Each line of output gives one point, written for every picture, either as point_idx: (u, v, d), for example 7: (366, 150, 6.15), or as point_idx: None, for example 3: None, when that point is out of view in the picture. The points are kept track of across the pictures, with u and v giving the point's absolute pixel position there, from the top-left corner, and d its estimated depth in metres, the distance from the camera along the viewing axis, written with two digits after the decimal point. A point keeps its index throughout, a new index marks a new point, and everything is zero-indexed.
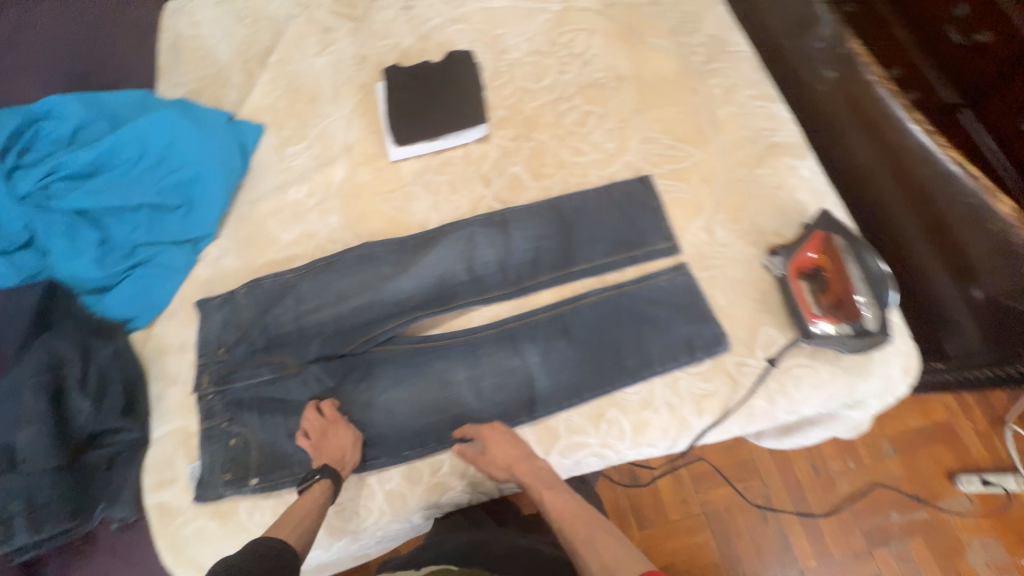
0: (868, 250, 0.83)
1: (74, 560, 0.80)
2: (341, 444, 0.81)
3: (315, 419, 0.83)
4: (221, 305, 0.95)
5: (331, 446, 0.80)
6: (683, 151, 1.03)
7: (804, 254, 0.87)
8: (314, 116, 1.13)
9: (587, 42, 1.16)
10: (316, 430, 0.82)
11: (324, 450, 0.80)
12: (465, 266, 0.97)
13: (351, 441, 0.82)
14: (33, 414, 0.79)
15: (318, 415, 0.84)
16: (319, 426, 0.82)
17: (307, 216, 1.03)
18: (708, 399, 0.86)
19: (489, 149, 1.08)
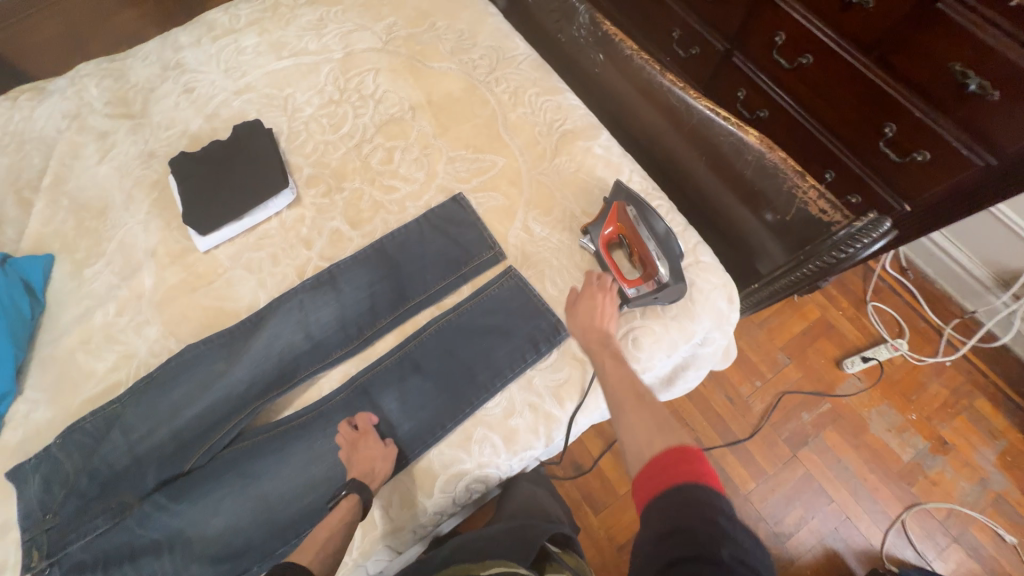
0: (651, 214, 0.92)
1: None
2: (371, 457, 0.81)
3: (348, 431, 0.84)
4: (37, 467, 0.84)
5: (360, 463, 0.80)
6: (488, 161, 1.07)
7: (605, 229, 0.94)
8: (108, 228, 1.05)
9: (375, 81, 1.17)
10: (347, 442, 0.83)
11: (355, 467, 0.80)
12: (303, 336, 0.94)
13: (379, 447, 0.82)
14: None
15: (351, 428, 0.85)
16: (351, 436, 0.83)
17: (122, 337, 0.96)
18: (563, 387, 0.89)
19: (304, 210, 1.06)
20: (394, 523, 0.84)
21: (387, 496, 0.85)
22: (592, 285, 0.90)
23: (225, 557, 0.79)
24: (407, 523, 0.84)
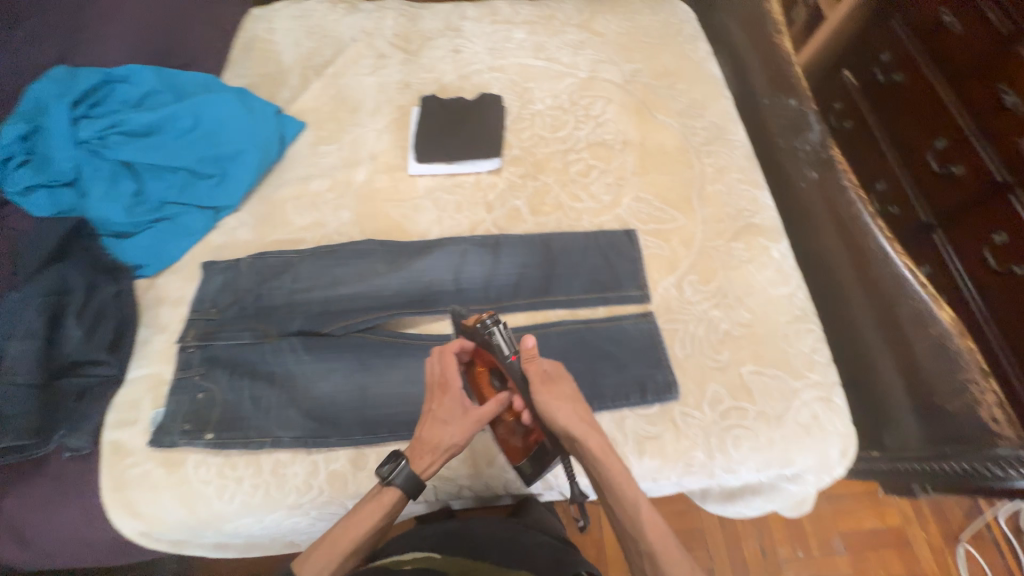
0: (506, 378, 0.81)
1: (19, 481, 0.84)
2: (438, 426, 0.76)
3: (435, 366, 0.81)
4: (225, 270, 1.03)
5: (429, 432, 0.76)
6: (670, 215, 1.13)
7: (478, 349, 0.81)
8: (351, 124, 1.27)
9: (603, 108, 1.30)
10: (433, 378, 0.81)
11: (422, 438, 0.76)
12: (453, 278, 1.05)
13: (454, 423, 0.76)
14: (28, 330, 0.83)
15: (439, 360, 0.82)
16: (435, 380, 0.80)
17: (322, 208, 1.14)
18: (649, 442, 0.90)
19: (498, 181, 1.20)
20: (449, 473, 0.91)
21: None
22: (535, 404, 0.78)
23: (313, 418, 0.90)
24: (459, 478, 0.91)
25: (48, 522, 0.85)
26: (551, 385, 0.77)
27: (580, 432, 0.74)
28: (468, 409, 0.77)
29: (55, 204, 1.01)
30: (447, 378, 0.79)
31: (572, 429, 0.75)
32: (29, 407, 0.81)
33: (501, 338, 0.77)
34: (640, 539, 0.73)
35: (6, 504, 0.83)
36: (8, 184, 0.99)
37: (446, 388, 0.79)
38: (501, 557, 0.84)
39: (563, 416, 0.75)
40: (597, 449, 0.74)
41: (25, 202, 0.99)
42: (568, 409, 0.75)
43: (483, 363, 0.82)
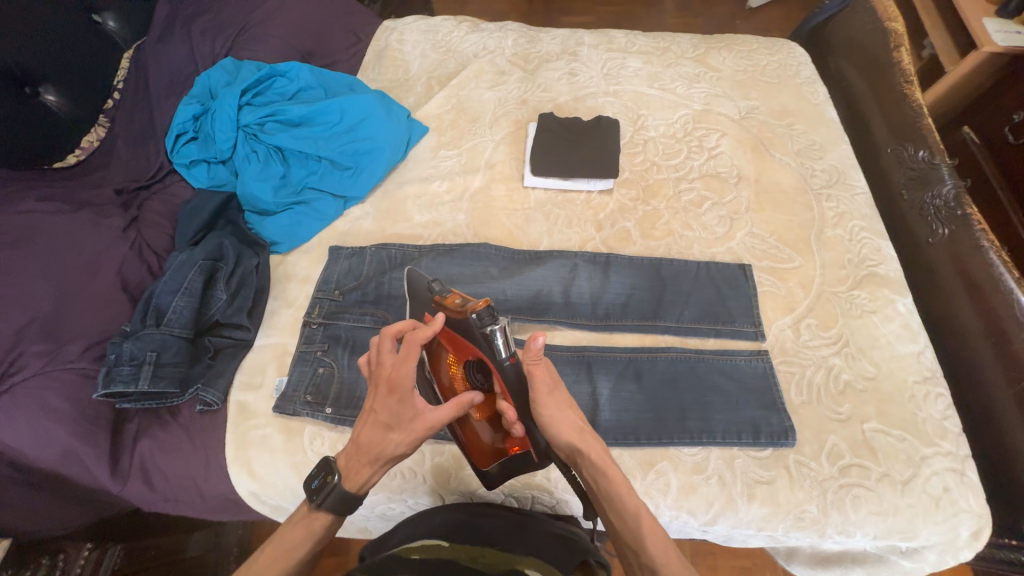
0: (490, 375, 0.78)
1: (158, 425, 0.91)
2: (372, 434, 0.70)
3: (386, 353, 0.69)
4: (350, 255, 1.08)
5: (367, 436, 0.70)
6: (787, 255, 1.10)
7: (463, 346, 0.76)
8: (471, 133, 1.32)
9: (718, 140, 1.30)
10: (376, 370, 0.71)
11: (360, 444, 0.70)
12: (562, 290, 1.06)
13: (382, 434, 0.69)
14: (191, 288, 0.93)
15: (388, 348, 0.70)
16: (379, 372, 0.70)
17: (440, 208, 1.19)
18: (761, 487, 0.86)
19: (609, 201, 1.21)
20: (549, 483, 0.91)
21: None
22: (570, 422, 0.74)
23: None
24: (558, 490, 0.90)
25: (169, 469, 0.90)
26: (555, 395, 0.74)
27: (580, 443, 0.72)
28: (422, 411, 0.69)
29: (210, 178, 1.13)
30: (396, 377, 0.67)
31: (571, 440, 0.73)
32: (179, 358, 0.90)
33: (502, 339, 0.70)
34: (635, 553, 0.67)
35: (141, 445, 0.89)
36: (178, 157, 1.13)
37: (394, 389, 0.68)
38: (514, 545, 0.74)
39: (566, 425, 0.73)
40: (598, 457, 0.72)
41: (189, 174, 1.13)
42: (567, 417, 0.73)
43: (457, 354, 0.78)
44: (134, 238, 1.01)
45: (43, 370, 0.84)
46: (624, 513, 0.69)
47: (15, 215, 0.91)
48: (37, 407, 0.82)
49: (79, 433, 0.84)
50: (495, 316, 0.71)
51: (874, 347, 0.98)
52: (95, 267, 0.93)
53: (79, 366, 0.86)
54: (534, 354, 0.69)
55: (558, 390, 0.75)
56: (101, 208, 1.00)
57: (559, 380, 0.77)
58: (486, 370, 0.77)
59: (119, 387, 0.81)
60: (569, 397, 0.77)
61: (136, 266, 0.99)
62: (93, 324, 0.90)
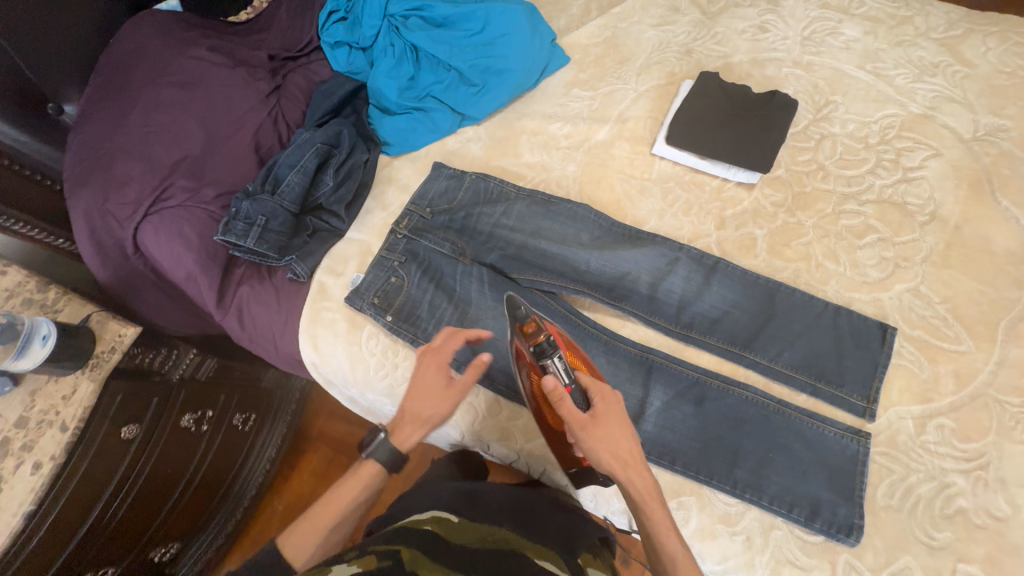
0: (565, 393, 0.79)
1: (257, 278, 1.04)
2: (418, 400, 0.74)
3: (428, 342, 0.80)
4: (449, 177, 1.07)
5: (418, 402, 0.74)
6: (953, 332, 0.86)
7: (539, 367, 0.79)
8: (614, 75, 1.16)
9: (925, 160, 0.99)
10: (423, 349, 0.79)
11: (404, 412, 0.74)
12: (651, 281, 0.95)
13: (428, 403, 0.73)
14: (305, 167, 0.99)
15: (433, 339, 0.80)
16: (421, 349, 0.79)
17: (553, 152, 1.10)
18: (792, 569, 0.76)
19: (745, 197, 1.01)
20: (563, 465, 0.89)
21: None
22: (625, 454, 0.67)
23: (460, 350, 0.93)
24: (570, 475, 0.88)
25: (258, 318, 1.04)
26: (610, 420, 0.69)
27: (620, 475, 0.67)
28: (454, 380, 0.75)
29: (348, 62, 1.15)
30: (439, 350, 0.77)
31: (611, 470, 0.67)
32: (283, 229, 0.98)
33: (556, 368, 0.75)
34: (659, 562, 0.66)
35: (241, 289, 1.03)
36: (326, 35, 1.16)
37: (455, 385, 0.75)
38: (523, 530, 0.71)
39: (615, 449, 0.67)
40: (642, 486, 0.67)
41: (330, 53, 1.16)
42: (618, 443, 0.68)
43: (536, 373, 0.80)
44: (273, 106, 1.08)
45: (184, 204, 0.98)
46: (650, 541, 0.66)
47: (188, 59, 1.03)
48: (174, 232, 0.97)
49: (198, 264, 0.99)
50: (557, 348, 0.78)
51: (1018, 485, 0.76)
52: (239, 125, 1.04)
53: (210, 208, 1.00)
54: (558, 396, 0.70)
55: (617, 410, 0.71)
56: (255, 70, 1.08)
57: (618, 404, 0.71)
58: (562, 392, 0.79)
59: (231, 238, 0.92)
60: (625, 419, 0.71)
61: (269, 133, 1.07)
62: (226, 176, 1.01)
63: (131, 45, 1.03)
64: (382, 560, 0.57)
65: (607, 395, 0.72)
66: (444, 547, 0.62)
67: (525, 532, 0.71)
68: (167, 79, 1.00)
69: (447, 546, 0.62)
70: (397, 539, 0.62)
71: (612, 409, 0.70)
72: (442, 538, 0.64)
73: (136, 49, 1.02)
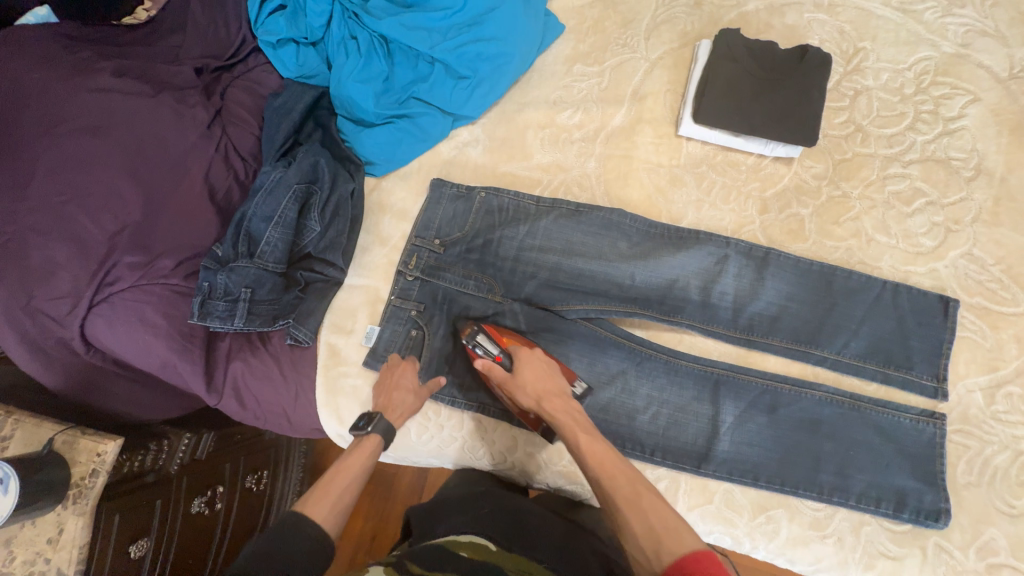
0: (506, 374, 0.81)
1: (250, 350, 0.86)
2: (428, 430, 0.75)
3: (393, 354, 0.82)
4: (456, 197, 0.91)
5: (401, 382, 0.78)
6: (1010, 295, 0.84)
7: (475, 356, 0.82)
8: (619, 43, 0.99)
9: (965, 108, 0.92)
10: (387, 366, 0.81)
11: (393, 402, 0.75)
12: (702, 286, 0.87)
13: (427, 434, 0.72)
14: (284, 217, 0.82)
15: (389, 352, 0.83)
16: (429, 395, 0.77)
17: (566, 148, 0.95)
18: (885, 561, 0.76)
19: (784, 174, 0.92)
20: None
21: (660, 476, 0.81)
22: (540, 391, 0.72)
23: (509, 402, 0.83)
24: None
25: (263, 396, 0.87)
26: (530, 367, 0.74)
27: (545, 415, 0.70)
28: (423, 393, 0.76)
29: (299, 63, 0.93)
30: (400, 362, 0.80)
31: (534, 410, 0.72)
32: (273, 296, 0.84)
33: (482, 348, 0.78)
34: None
35: (233, 367, 0.85)
36: (263, 32, 0.92)
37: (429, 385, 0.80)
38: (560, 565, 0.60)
39: (532, 389, 0.72)
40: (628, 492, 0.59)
41: (274, 56, 0.93)
42: (536, 384, 0.72)
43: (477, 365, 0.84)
44: (219, 137, 0.87)
45: (140, 284, 0.79)
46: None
47: (89, 93, 0.78)
48: (135, 320, 0.78)
49: (176, 350, 0.80)
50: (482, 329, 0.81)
51: None
52: (183, 171, 0.82)
53: (172, 282, 0.80)
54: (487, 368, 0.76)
55: (538, 359, 0.76)
56: (184, 94, 0.85)
57: (539, 359, 0.76)
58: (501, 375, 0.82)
59: (214, 323, 0.78)
60: (552, 370, 0.75)
61: (223, 173, 0.86)
62: (183, 239, 0.81)
63: (8, 86, 0.77)
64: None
65: (527, 352, 0.77)
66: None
67: (563, 569, 0.60)
68: (69, 126, 0.76)
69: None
70: (433, 563, 0.54)
71: (530, 360, 0.75)
72: (479, 565, 0.55)
73: (19, 89, 0.77)
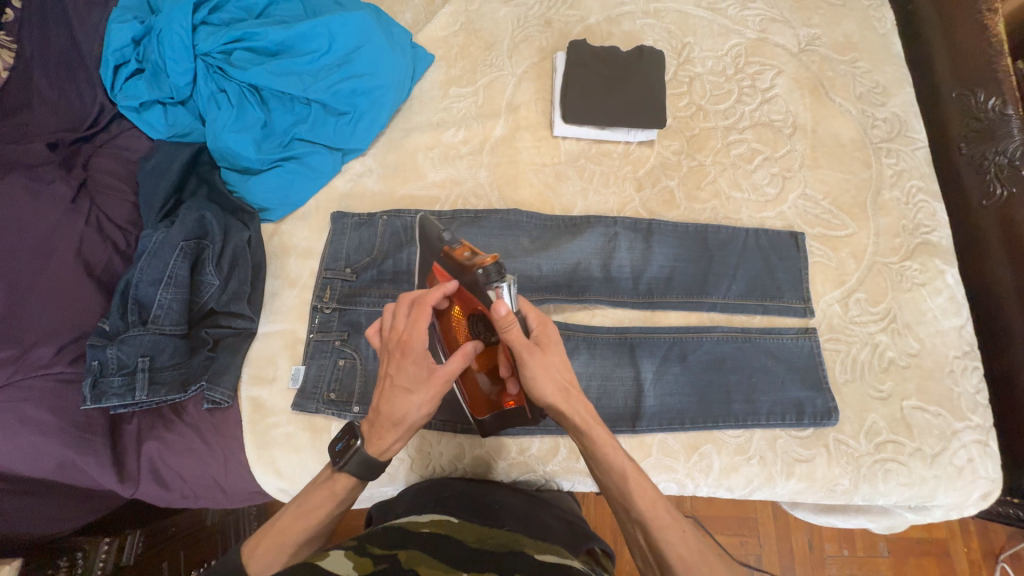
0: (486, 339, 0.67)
1: (163, 425, 0.80)
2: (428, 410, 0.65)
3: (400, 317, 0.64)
4: (359, 225, 0.93)
5: (387, 407, 0.64)
6: (840, 221, 1.02)
7: (465, 296, 0.64)
8: (487, 64, 1.09)
9: (774, 79, 1.12)
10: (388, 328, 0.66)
11: (379, 413, 0.65)
12: (602, 263, 0.96)
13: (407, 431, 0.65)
14: (175, 276, 0.80)
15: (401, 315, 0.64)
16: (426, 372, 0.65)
17: (457, 163, 1.01)
18: (800, 465, 0.87)
19: (649, 155, 1.05)
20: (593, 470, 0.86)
21: None
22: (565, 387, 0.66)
23: (448, 410, 0.85)
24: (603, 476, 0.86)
25: (187, 471, 0.80)
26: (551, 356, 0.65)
27: (565, 405, 0.65)
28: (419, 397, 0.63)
29: (169, 123, 0.92)
30: (407, 341, 0.62)
31: (555, 402, 0.65)
32: (177, 360, 0.80)
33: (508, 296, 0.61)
34: (645, 529, 0.62)
35: (147, 447, 0.78)
36: (123, 97, 0.90)
37: (406, 351, 0.63)
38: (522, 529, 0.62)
39: (556, 383, 0.65)
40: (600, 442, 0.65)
41: (140, 119, 0.91)
42: (554, 377, 0.65)
43: (464, 308, 0.65)
44: (88, 210, 0.82)
45: (13, 380, 0.71)
46: (632, 513, 0.63)
47: None
48: (15, 421, 0.70)
49: (72, 443, 0.72)
50: (504, 273, 0.61)
51: (919, 325, 0.94)
52: (48, 250, 0.76)
53: (55, 371, 0.74)
54: (508, 322, 0.61)
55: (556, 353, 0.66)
56: (38, 172, 0.80)
57: (555, 339, 0.66)
58: (490, 328, 0.66)
59: (112, 402, 0.74)
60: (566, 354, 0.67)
61: (98, 245, 0.82)
62: (61, 322, 0.75)
63: None
64: (380, 562, 0.48)
65: (547, 337, 0.66)
66: (448, 547, 0.53)
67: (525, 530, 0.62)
68: None
69: (450, 546, 0.53)
70: (397, 541, 0.52)
71: (553, 348, 0.66)
72: (443, 538, 0.54)
73: None
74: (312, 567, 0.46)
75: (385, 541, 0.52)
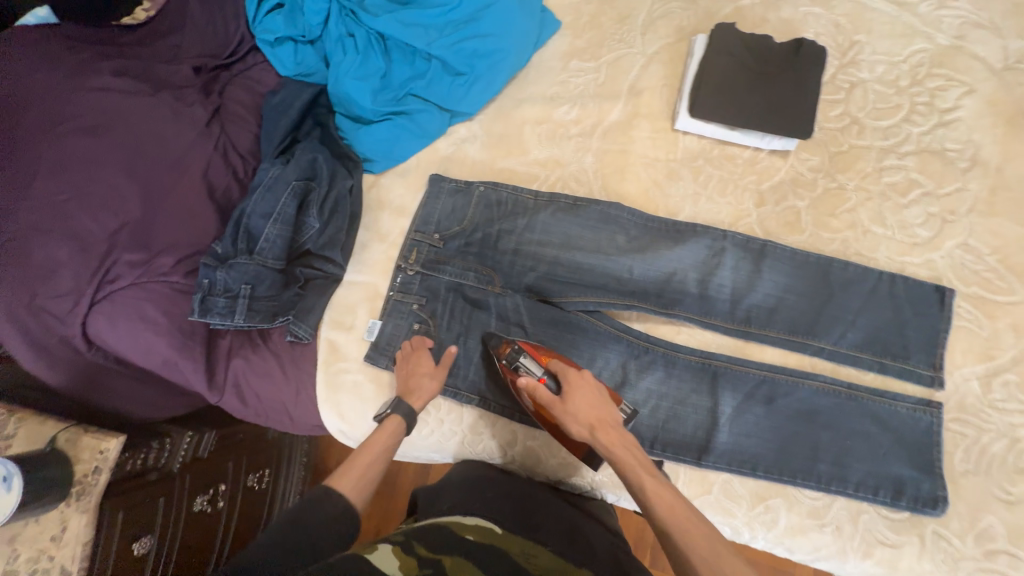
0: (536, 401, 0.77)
1: (251, 347, 0.86)
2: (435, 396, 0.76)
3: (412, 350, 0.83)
4: (454, 191, 0.92)
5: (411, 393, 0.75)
6: (1006, 284, 0.84)
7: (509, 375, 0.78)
8: (616, 39, 1.00)
9: (960, 99, 0.92)
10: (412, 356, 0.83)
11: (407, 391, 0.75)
12: (700, 278, 0.87)
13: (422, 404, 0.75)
14: (284, 214, 0.85)
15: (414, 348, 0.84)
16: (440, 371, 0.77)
17: (563, 142, 0.95)
18: (884, 549, 0.76)
19: (780, 167, 0.93)
20: None
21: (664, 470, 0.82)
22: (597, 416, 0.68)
23: (508, 396, 0.84)
24: None
25: (265, 394, 0.86)
26: (578, 395, 0.69)
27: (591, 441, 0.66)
28: None
29: (297, 62, 0.95)
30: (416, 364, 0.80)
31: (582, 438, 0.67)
32: (273, 292, 0.86)
33: (524, 367, 0.74)
34: None
35: (235, 363, 0.85)
36: (261, 30, 0.94)
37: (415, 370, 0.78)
38: (567, 550, 0.60)
39: (585, 416, 0.67)
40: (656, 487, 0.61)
41: (273, 54, 0.94)
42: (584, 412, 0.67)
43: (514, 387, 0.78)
44: (218, 136, 0.88)
45: (139, 281, 0.79)
46: None
47: (90, 93, 0.79)
48: (135, 318, 0.78)
49: (177, 346, 0.80)
50: (519, 351, 0.76)
51: None
52: (181, 168, 0.83)
53: (172, 279, 0.80)
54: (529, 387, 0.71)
55: (585, 385, 0.70)
56: (182, 93, 0.86)
57: (585, 381, 0.71)
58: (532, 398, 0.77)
59: (215, 319, 0.80)
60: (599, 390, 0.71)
61: (221, 170, 0.87)
62: (182, 235, 0.82)
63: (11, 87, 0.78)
64: (424, 566, 0.48)
65: (574, 374, 0.72)
66: (492, 560, 0.52)
67: (571, 552, 0.60)
68: (70, 124, 0.77)
69: (494, 560, 0.52)
70: (442, 545, 0.53)
71: (578, 384, 0.70)
72: (488, 549, 0.53)
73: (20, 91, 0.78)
74: (360, 558, 0.47)
75: (430, 543, 0.52)
